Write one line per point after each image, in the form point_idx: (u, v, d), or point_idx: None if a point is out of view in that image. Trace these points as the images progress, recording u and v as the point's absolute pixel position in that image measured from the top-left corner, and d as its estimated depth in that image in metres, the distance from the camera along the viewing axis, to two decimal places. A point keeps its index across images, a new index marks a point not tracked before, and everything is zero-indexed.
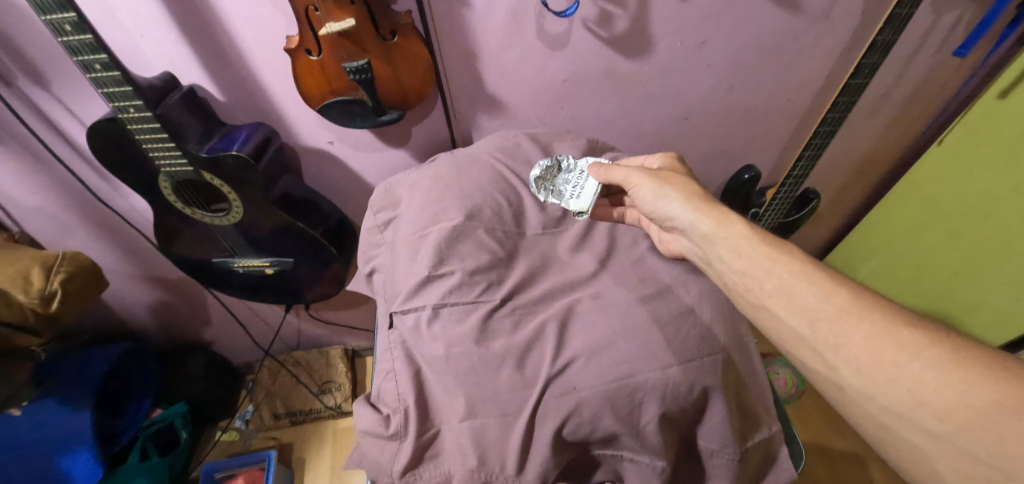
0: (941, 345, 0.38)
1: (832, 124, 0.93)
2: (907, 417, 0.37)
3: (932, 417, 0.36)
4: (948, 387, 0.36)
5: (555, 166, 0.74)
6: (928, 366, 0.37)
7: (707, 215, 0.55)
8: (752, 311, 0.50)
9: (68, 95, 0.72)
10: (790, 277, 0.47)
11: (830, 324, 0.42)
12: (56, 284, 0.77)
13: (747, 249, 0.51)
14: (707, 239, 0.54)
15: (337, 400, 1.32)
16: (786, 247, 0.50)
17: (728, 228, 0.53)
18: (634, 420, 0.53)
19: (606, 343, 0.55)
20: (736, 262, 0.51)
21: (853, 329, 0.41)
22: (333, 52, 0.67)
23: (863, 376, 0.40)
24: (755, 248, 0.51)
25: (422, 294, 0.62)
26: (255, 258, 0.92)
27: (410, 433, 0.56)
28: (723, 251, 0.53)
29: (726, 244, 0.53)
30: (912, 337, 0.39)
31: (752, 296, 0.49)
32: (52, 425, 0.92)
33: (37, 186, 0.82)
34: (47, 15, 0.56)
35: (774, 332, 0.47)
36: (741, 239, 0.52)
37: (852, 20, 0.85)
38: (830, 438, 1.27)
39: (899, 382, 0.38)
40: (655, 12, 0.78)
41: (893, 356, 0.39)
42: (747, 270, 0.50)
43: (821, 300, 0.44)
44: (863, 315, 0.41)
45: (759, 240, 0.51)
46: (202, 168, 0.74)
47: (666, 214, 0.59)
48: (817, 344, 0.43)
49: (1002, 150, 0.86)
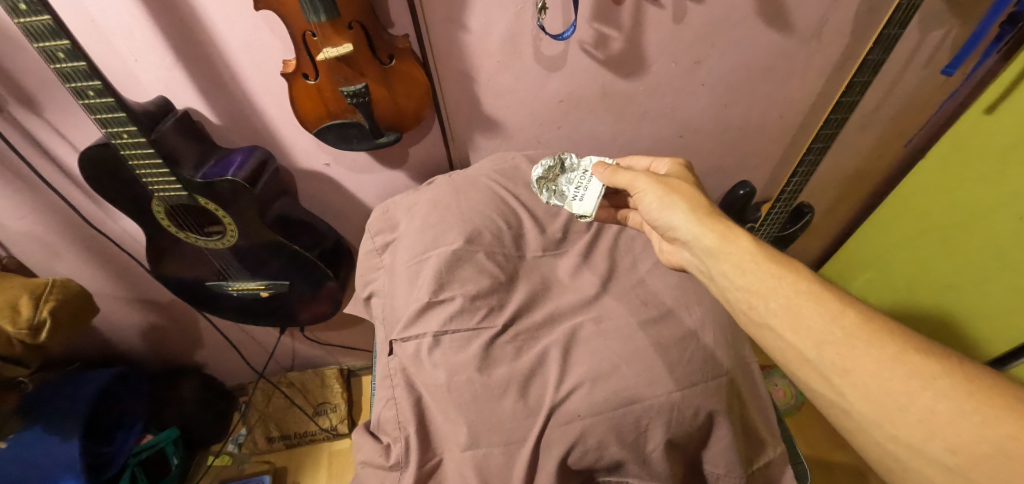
0: (955, 374, 0.36)
1: (825, 141, 0.95)
2: (917, 448, 0.36)
3: (943, 449, 0.35)
4: (961, 419, 0.35)
5: (561, 164, 0.70)
6: (941, 396, 0.36)
7: (711, 229, 0.52)
8: (755, 330, 0.47)
9: (61, 121, 0.71)
10: (796, 298, 0.44)
11: (837, 347, 0.40)
12: (45, 312, 0.75)
13: (751, 266, 0.48)
14: (710, 254, 0.51)
15: (333, 421, 1.29)
16: (793, 266, 0.47)
17: (733, 243, 0.50)
18: (639, 447, 0.53)
19: (609, 368, 0.55)
20: (739, 278, 0.48)
21: (862, 354, 0.39)
22: (330, 76, 0.66)
23: (872, 403, 0.38)
24: (760, 266, 0.48)
25: (422, 320, 0.61)
26: (250, 281, 0.91)
27: (411, 463, 0.55)
28: (726, 267, 0.50)
29: (731, 259, 0.49)
30: (924, 364, 0.37)
31: (754, 313, 0.46)
32: (40, 453, 0.90)
33: (26, 210, 0.81)
34: (40, 42, 0.55)
35: (776, 351, 0.45)
36: (747, 255, 0.49)
37: (843, 39, 0.86)
38: (831, 451, 1.27)
39: (910, 411, 0.36)
40: (650, 33, 0.79)
41: (903, 384, 0.37)
42: (750, 286, 0.47)
43: (829, 322, 0.42)
44: (873, 340, 0.39)
45: (765, 258, 0.48)
46: (196, 193, 0.73)
47: (670, 224, 0.56)
48: (823, 367, 0.41)
49: (991, 164, 0.87)
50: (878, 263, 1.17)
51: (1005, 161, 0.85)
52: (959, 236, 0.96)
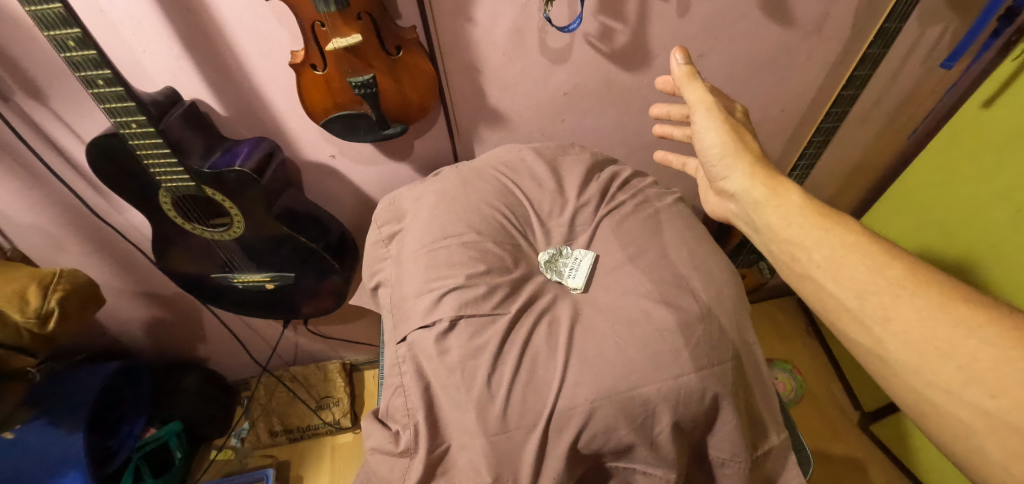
0: (1002, 324, 0.39)
1: (825, 134, 1.01)
2: (955, 393, 0.39)
3: (983, 394, 0.37)
4: (1004, 365, 0.37)
5: (558, 252, 0.68)
6: (983, 344, 0.39)
7: (763, 184, 0.54)
8: (797, 281, 0.51)
9: (68, 111, 0.71)
10: (841, 249, 0.48)
11: (881, 296, 0.44)
12: (54, 302, 0.75)
13: (799, 218, 0.51)
14: (757, 206, 0.55)
15: (336, 415, 1.30)
16: (841, 219, 0.50)
17: (782, 197, 0.53)
18: (647, 430, 0.54)
19: (617, 353, 0.56)
20: (785, 231, 0.52)
21: (906, 303, 0.43)
22: (338, 66, 0.67)
23: (911, 349, 0.41)
24: (807, 219, 0.51)
25: (437, 308, 0.60)
26: (255, 273, 0.91)
27: (421, 448, 0.56)
28: (772, 219, 0.53)
29: (778, 212, 0.53)
30: (970, 314, 0.40)
31: (797, 264, 0.50)
32: (45, 446, 0.90)
33: (32, 202, 0.81)
34: (51, 31, 0.55)
35: (816, 301, 0.49)
36: (796, 209, 0.52)
37: (844, 34, 0.87)
38: (831, 443, 1.30)
39: (952, 357, 0.39)
40: (654, 25, 0.80)
41: (948, 332, 0.40)
42: (795, 238, 0.51)
43: (873, 273, 0.45)
44: (917, 291, 0.43)
45: (812, 211, 0.51)
46: (204, 184, 0.74)
47: (721, 174, 0.59)
48: (864, 316, 0.45)
49: (988, 152, 0.88)
50: None
51: (1000, 152, 0.86)
52: (959, 229, 0.96)
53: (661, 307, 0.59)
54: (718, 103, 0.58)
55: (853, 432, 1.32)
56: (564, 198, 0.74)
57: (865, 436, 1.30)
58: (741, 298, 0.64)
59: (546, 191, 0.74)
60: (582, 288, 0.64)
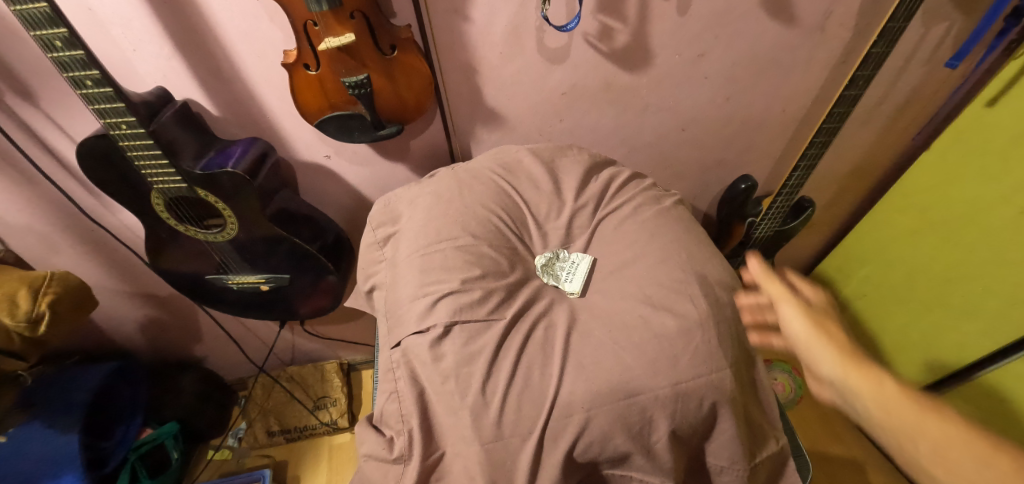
0: None
1: (827, 135, 0.97)
2: None
3: None
4: None
5: (556, 256, 0.67)
6: None
7: (857, 374, 0.49)
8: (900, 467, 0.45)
9: (58, 112, 0.70)
10: (944, 442, 0.42)
11: None
12: (44, 306, 0.74)
13: (897, 409, 0.46)
14: (851, 396, 0.49)
15: (333, 415, 1.29)
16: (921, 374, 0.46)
17: (876, 386, 0.47)
18: (644, 439, 0.53)
19: (614, 360, 0.55)
20: (885, 421, 0.46)
21: None
22: (332, 66, 0.66)
23: None
24: (908, 409, 0.45)
25: (432, 312, 0.60)
26: (250, 274, 0.90)
27: (415, 456, 0.55)
28: (869, 406, 0.47)
29: (875, 403, 0.47)
30: None
31: (901, 455, 0.44)
32: (41, 447, 0.89)
33: (23, 203, 0.80)
34: (37, 30, 0.53)
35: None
36: (891, 397, 0.46)
37: (847, 32, 0.86)
38: (830, 444, 1.29)
39: None
40: (654, 25, 0.78)
41: None
42: (896, 427, 0.45)
43: (981, 467, 0.40)
44: None
45: (909, 399, 0.46)
46: (196, 185, 0.73)
47: (810, 360, 0.54)
48: None
49: (994, 156, 0.87)
50: (880, 256, 1.17)
51: (1008, 158, 0.85)
52: (960, 233, 0.96)
53: (659, 313, 0.58)
54: (802, 298, 0.57)
55: (853, 433, 1.31)
56: (562, 200, 0.73)
57: (864, 437, 1.30)
58: (740, 303, 0.63)
59: (543, 193, 0.73)
60: (579, 292, 0.64)
